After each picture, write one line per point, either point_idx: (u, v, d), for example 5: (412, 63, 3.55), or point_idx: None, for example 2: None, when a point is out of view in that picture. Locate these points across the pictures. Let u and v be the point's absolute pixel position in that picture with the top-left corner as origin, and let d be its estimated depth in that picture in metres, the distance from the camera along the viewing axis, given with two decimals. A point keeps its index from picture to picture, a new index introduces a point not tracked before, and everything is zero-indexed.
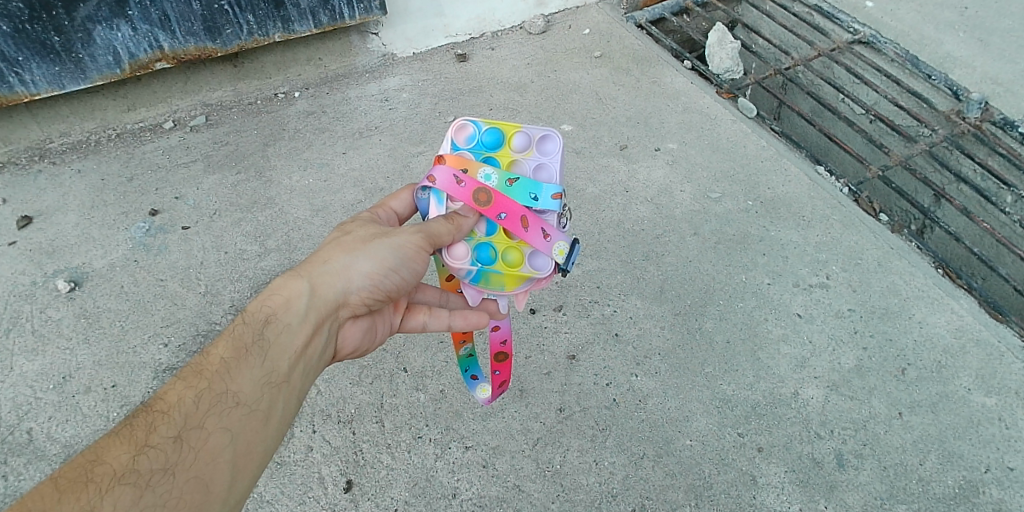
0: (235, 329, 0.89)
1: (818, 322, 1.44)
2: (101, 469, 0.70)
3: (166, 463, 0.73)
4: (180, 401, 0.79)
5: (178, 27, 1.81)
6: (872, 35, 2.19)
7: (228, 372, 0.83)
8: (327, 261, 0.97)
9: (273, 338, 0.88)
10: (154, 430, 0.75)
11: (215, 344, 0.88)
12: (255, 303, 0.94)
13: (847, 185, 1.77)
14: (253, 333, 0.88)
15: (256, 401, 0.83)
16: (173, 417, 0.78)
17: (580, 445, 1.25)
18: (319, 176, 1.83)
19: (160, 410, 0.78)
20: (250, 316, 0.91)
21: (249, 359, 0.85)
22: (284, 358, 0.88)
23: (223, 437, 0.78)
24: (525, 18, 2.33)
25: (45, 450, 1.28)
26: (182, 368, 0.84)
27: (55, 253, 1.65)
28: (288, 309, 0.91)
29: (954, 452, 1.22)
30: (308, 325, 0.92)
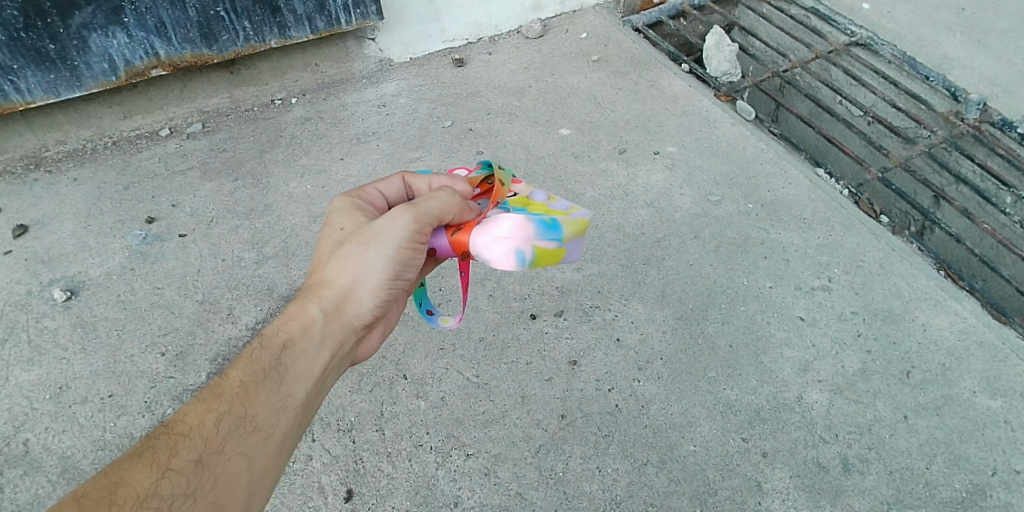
0: (251, 352, 0.87)
1: (820, 325, 1.43)
2: (124, 491, 0.68)
3: (186, 488, 0.70)
4: (201, 424, 0.77)
5: (174, 34, 1.80)
6: (870, 37, 2.19)
7: (248, 396, 0.81)
8: (337, 282, 0.95)
9: (292, 365, 0.87)
10: (175, 453, 0.73)
11: (232, 367, 0.86)
12: (270, 325, 0.92)
13: (847, 187, 1.76)
14: (272, 357, 0.87)
15: (273, 426, 0.81)
16: (193, 440, 0.75)
17: (583, 452, 1.24)
18: (316, 182, 1.82)
19: (181, 432, 0.75)
20: (266, 339, 0.89)
21: (268, 384, 0.84)
22: (302, 383, 0.87)
23: (242, 463, 0.76)
24: (522, 23, 2.33)
25: (42, 462, 1.26)
26: (200, 389, 0.82)
27: (51, 262, 1.63)
28: (306, 336, 0.90)
29: (960, 455, 1.21)
30: (325, 351, 0.91)
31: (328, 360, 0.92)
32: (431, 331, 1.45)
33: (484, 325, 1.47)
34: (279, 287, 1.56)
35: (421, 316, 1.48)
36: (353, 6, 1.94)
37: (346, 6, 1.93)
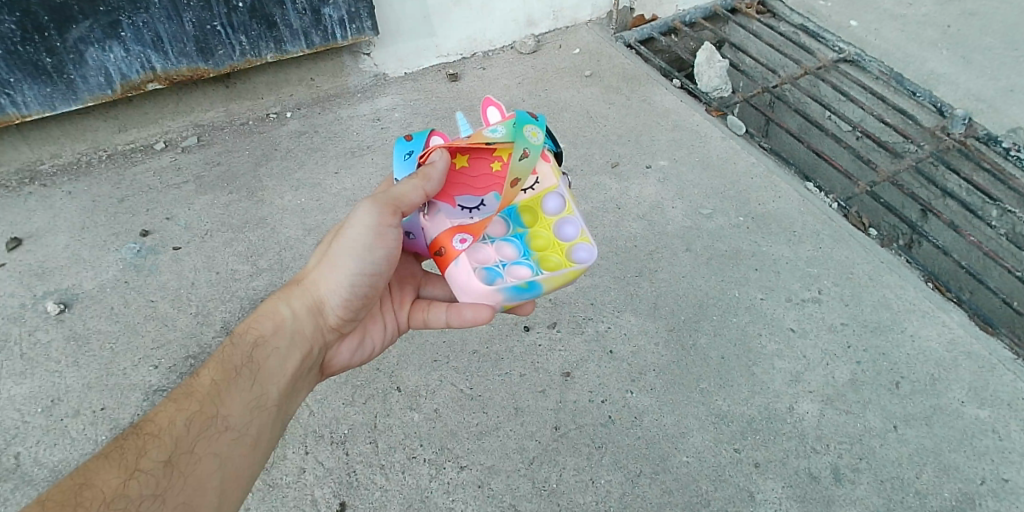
0: (223, 352, 0.91)
1: (811, 337, 1.44)
2: (90, 492, 0.68)
3: (157, 487, 0.71)
4: (171, 424, 0.79)
5: (171, 48, 1.82)
6: (857, 54, 2.24)
7: (218, 395, 0.84)
8: (307, 284, 1.00)
9: (262, 362, 0.91)
10: (144, 454, 0.74)
11: (205, 367, 0.89)
12: (242, 324, 0.97)
13: (836, 201, 1.79)
14: (242, 356, 0.91)
15: (245, 426, 0.84)
16: (164, 440, 0.77)
17: (576, 463, 1.24)
18: (311, 195, 1.83)
19: (151, 433, 0.77)
20: (238, 339, 0.94)
21: (238, 383, 0.87)
22: (274, 383, 0.91)
23: (213, 461, 0.78)
24: (515, 38, 2.36)
25: (33, 475, 1.25)
26: (171, 391, 0.85)
27: (45, 275, 1.63)
28: (276, 334, 0.95)
29: (949, 464, 1.22)
30: (296, 349, 0.96)
31: (297, 361, 0.96)
32: (424, 344, 1.46)
33: (478, 337, 1.47)
34: None
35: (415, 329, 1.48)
36: (348, 22, 1.96)
37: (341, 21, 1.95)
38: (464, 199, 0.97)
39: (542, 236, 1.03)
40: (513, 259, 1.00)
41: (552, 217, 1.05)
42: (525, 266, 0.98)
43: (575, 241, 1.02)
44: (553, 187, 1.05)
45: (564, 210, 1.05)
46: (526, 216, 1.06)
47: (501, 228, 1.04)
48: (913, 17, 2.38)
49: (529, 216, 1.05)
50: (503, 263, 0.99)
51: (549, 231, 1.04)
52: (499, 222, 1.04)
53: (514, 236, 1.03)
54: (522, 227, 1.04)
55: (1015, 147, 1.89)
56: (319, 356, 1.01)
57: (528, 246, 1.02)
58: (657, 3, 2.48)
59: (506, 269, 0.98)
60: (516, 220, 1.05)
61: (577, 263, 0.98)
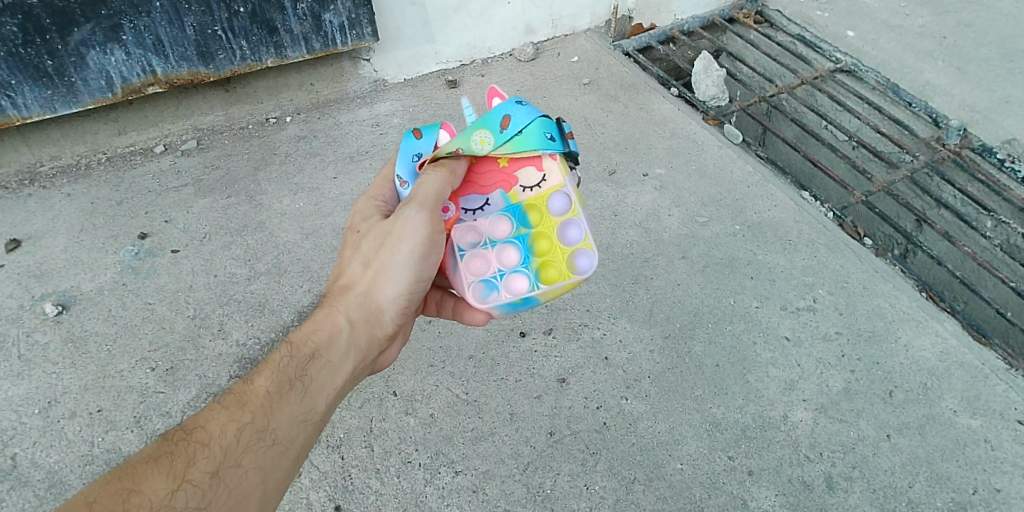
0: (277, 360, 0.88)
1: (805, 345, 1.45)
2: (138, 500, 0.67)
3: (202, 501, 0.70)
4: (222, 434, 0.77)
5: (172, 52, 1.83)
6: (854, 64, 2.26)
7: (271, 406, 0.82)
8: (361, 292, 0.98)
9: (316, 375, 0.88)
10: (193, 463, 0.73)
11: (256, 373, 0.86)
12: (295, 333, 0.93)
13: (831, 210, 1.81)
14: (296, 368, 0.88)
15: (293, 440, 0.82)
16: (213, 450, 0.75)
17: (570, 469, 1.25)
18: (309, 200, 1.84)
19: (200, 441, 0.75)
20: (293, 349, 0.90)
21: (291, 395, 0.85)
22: (324, 397, 0.89)
23: (258, 476, 0.76)
24: (515, 46, 2.37)
25: (29, 476, 1.25)
26: (221, 396, 0.82)
27: (43, 276, 1.64)
28: (330, 346, 0.92)
29: (941, 474, 1.23)
30: (347, 363, 0.94)
31: (349, 372, 0.94)
32: (421, 349, 1.46)
33: (474, 343, 1.48)
34: (269, 303, 1.57)
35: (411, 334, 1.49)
36: (348, 27, 1.97)
37: (342, 26, 1.96)
38: (467, 200, 1.05)
39: (545, 239, 1.05)
40: (512, 266, 1.05)
41: (557, 219, 1.04)
42: (523, 276, 1.04)
43: (577, 247, 1.04)
44: (558, 186, 1.03)
45: (569, 212, 1.04)
46: (532, 215, 1.05)
47: (503, 228, 1.06)
48: (910, 28, 2.39)
49: (535, 216, 1.05)
50: (501, 272, 1.04)
51: (551, 234, 1.05)
52: (502, 220, 1.06)
53: (517, 237, 1.06)
54: (525, 228, 1.06)
55: (1010, 158, 1.90)
56: (368, 366, 1.00)
57: (530, 251, 1.05)
58: (655, 12, 2.51)
59: (503, 280, 1.04)
60: (522, 219, 1.06)
61: (575, 276, 1.02)
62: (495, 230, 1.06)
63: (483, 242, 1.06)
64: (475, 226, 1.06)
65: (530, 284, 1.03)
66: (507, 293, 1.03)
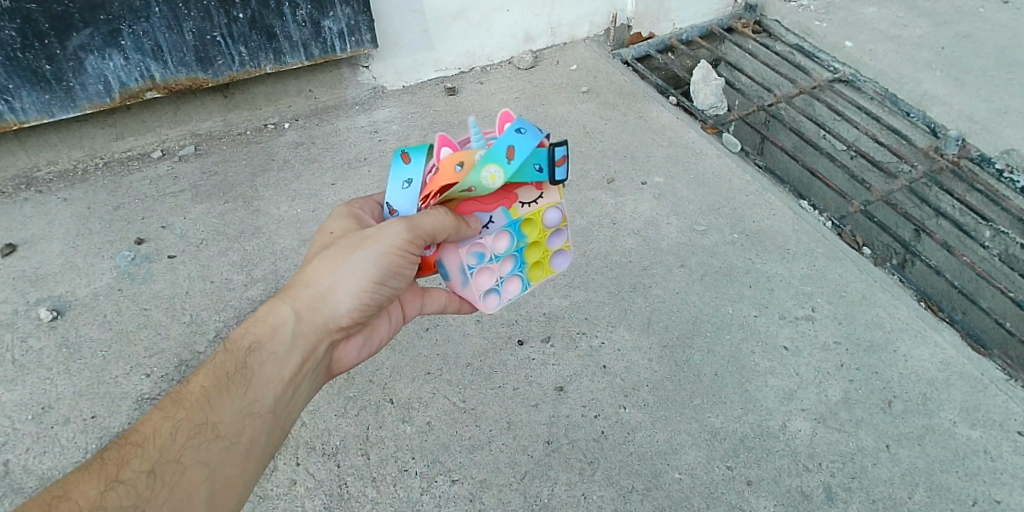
0: (216, 358, 0.88)
1: (804, 355, 1.45)
2: (66, 505, 0.68)
3: (135, 499, 0.70)
4: (156, 433, 0.77)
5: (170, 58, 1.83)
6: (852, 74, 2.27)
7: (208, 401, 0.82)
8: (309, 283, 0.96)
9: (258, 367, 0.87)
10: (126, 464, 0.73)
11: (196, 374, 0.87)
12: (240, 329, 0.93)
13: (830, 219, 1.82)
14: (236, 362, 0.87)
15: (237, 433, 0.81)
16: (147, 449, 0.76)
17: (568, 479, 1.24)
18: (307, 206, 1.83)
19: (134, 442, 0.76)
20: (233, 344, 0.90)
21: (232, 390, 0.84)
22: (270, 389, 0.88)
23: (201, 469, 0.76)
24: (513, 53, 2.38)
25: (21, 483, 1.24)
26: (160, 400, 0.83)
27: (38, 282, 1.63)
28: (275, 338, 0.91)
29: (941, 485, 1.22)
30: (297, 352, 0.92)
31: (299, 364, 0.92)
32: (418, 356, 1.46)
33: (471, 351, 1.47)
34: None
35: (409, 341, 1.49)
36: (347, 34, 1.97)
37: (341, 33, 1.96)
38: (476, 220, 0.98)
39: (537, 246, 1.07)
40: (510, 273, 1.07)
41: (550, 229, 1.04)
42: (517, 280, 1.09)
43: (558, 249, 1.10)
44: (555, 203, 1.01)
45: (559, 222, 1.05)
46: (528, 229, 1.03)
47: (504, 243, 1.02)
48: (908, 39, 2.40)
49: (530, 230, 1.03)
50: (502, 280, 1.07)
51: (543, 243, 1.07)
52: (503, 235, 1.01)
53: (516, 250, 1.05)
54: (523, 240, 1.04)
55: (1008, 169, 1.90)
56: (326, 355, 0.98)
57: (524, 259, 1.07)
58: (653, 22, 2.52)
59: (504, 285, 1.08)
60: (520, 233, 1.02)
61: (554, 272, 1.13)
62: (496, 245, 1.02)
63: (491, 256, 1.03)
64: (480, 242, 1.01)
65: (523, 285, 1.10)
66: (507, 297, 1.09)
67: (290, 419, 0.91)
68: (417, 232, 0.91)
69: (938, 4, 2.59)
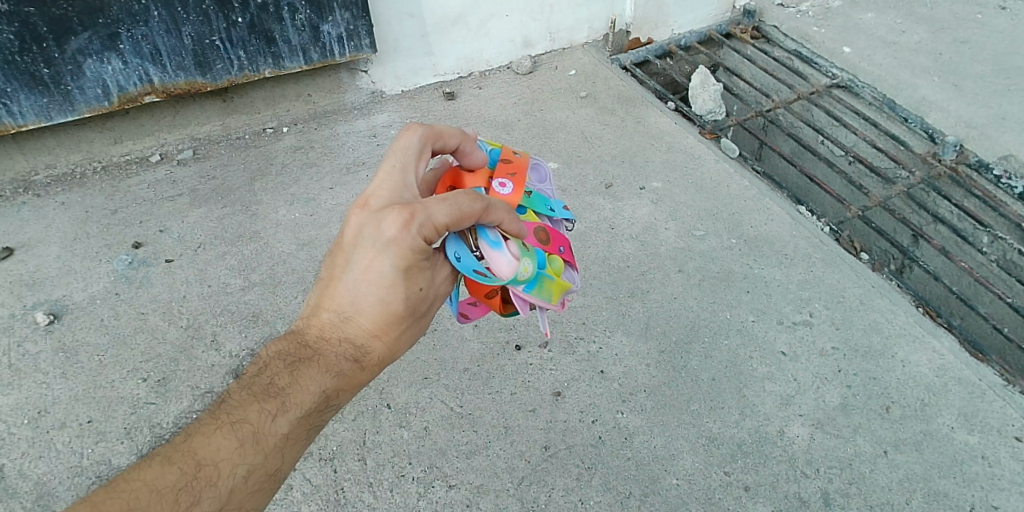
0: (299, 402, 0.80)
1: (802, 360, 1.45)
2: None
3: None
4: (232, 473, 0.74)
5: (169, 62, 1.83)
6: (850, 80, 2.28)
7: (286, 450, 0.78)
8: (392, 351, 0.86)
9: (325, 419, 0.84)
10: (198, 503, 0.70)
11: (275, 411, 0.78)
12: (317, 375, 0.82)
13: (828, 224, 1.84)
14: (314, 415, 0.81)
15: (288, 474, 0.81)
16: (220, 488, 0.73)
17: (565, 484, 1.24)
18: (306, 210, 1.83)
19: (211, 479, 0.72)
20: (315, 392, 0.81)
21: (302, 438, 0.81)
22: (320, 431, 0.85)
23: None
24: (513, 58, 2.39)
25: (16, 488, 1.23)
26: (236, 423, 0.76)
27: (35, 286, 1.62)
28: (347, 395, 0.85)
29: (939, 491, 1.22)
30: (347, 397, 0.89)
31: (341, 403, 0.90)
32: (415, 361, 1.46)
33: (469, 356, 1.47)
34: (264, 314, 1.55)
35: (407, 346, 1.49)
36: (346, 39, 1.97)
37: (340, 38, 1.96)
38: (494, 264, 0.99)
39: None
40: None
41: None
42: None
43: None
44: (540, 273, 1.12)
45: None
46: None
47: None
48: (906, 45, 2.41)
49: None
50: None
51: None
52: None
53: None
54: None
55: (1006, 175, 1.90)
56: None
57: None
58: (652, 27, 2.53)
59: None
60: None
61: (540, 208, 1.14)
62: None
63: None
64: None
65: None
66: None
67: None
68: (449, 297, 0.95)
69: (935, 11, 2.60)
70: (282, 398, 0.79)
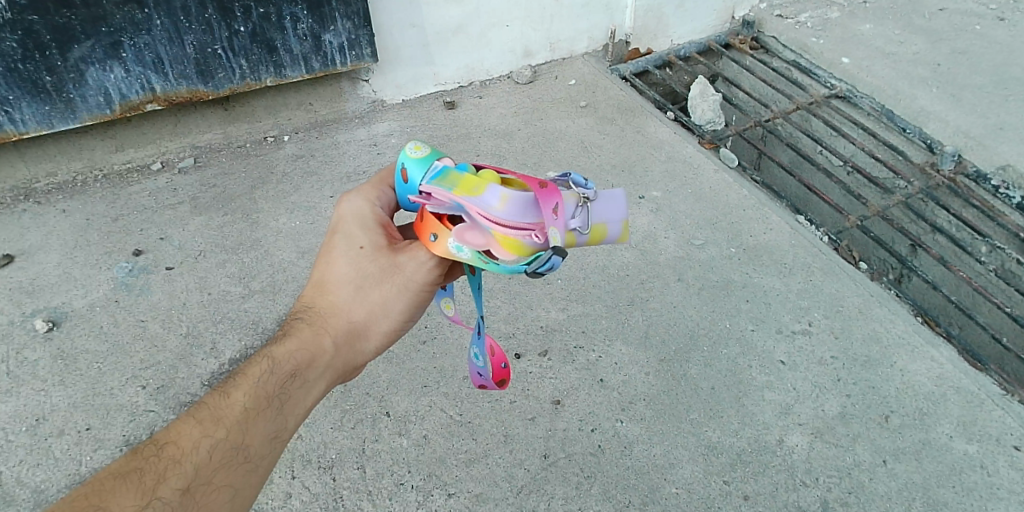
0: (256, 374, 0.81)
1: (801, 369, 1.45)
2: None
3: None
4: (195, 449, 0.71)
5: (171, 70, 1.84)
6: (849, 90, 2.30)
7: (247, 421, 0.76)
8: (346, 311, 0.89)
9: (296, 394, 0.82)
10: (163, 480, 0.67)
11: (235, 387, 0.80)
12: (276, 347, 0.86)
13: (826, 233, 1.84)
14: (276, 384, 0.81)
15: (264, 457, 0.76)
16: (185, 466, 0.70)
17: (565, 493, 1.23)
18: (306, 218, 1.84)
19: (172, 455, 0.70)
20: (275, 363, 0.83)
21: (267, 412, 0.79)
22: (299, 416, 0.82)
23: (228, 495, 0.70)
24: (513, 68, 2.40)
25: (14, 495, 1.23)
26: (196, 409, 0.76)
27: (35, 293, 1.62)
28: (313, 365, 0.85)
29: (938, 500, 1.22)
30: (327, 382, 0.87)
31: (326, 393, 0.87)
32: (415, 369, 1.46)
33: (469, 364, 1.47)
34: (265, 322, 1.55)
35: (406, 354, 1.49)
36: (348, 48, 1.99)
37: (342, 47, 1.98)
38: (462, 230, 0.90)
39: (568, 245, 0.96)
40: None
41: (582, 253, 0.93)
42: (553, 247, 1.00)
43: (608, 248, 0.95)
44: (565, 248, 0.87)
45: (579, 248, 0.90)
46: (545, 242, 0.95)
47: None
48: (904, 56, 2.42)
49: None
50: None
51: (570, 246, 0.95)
52: None
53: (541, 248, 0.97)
54: None
55: (1004, 185, 1.92)
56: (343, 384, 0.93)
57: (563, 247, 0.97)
58: (652, 38, 2.56)
59: None
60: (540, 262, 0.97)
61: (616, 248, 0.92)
62: None
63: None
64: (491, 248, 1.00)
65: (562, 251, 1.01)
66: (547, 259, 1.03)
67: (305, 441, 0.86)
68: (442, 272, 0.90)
69: (933, 22, 2.62)
70: (242, 373, 0.82)
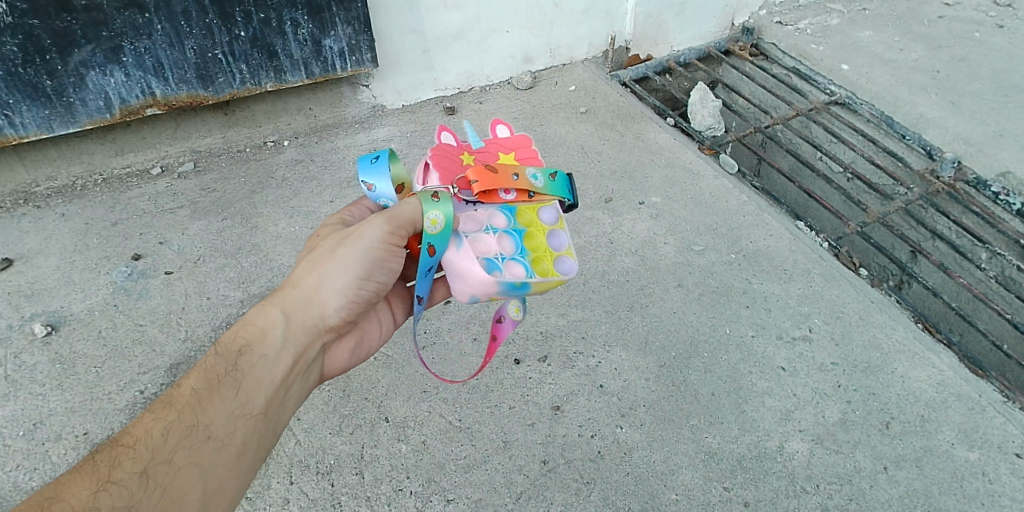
0: (207, 361, 0.86)
1: (801, 376, 1.45)
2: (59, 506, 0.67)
3: (129, 501, 0.69)
4: (148, 435, 0.76)
5: (171, 75, 1.84)
6: (848, 97, 2.31)
7: (200, 402, 0.80)
8: (297, 283, 0.94)
9: (248, 369, 0.85)
10: (117, 465, 0.72)
11: (188, 376, 0.85)
12: (230, 333, 0.91)
13: (826, 240, 1.84)
14: (226, 365, 0.85)
15: (229, 434, 0.80)
16: (139, 450, 0.74)
17: (564, 499, 1.23)
18: (306, 223, 1.84)
19: (126, 444, 0.75)
20: (224, 347, 0.88)
21: (221, 391, 0.82)
22: (260, 391, 0.85)
23: (192, 473, 0.75)
24: (513, 74, 2.41)
25: (10, 500, 1.22)
26: (153, 402, 0.82)
27: (34, 297, 1.62)
28: (264, 340, 0.88)
29: (939, 507, 1.22)
30: (286, 354, 0.90)
31: (289, 365, 0.90)
32: (414, 375, 1.45)
33: (468, 369, 1.47)
34: None
35: (405, 360, 1.48)
36: (348, 53, 1.99)
37: (342, 52, 1.98)
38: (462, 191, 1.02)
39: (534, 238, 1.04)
40: (511, 254, 0.99)
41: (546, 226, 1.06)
42: (520, 263, 0.98)
43: (560, 253, 1.04)
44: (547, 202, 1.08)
45: (555, 224, 1.07)
46: (525, 217, 1.06)
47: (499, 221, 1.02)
48: (903, 63, 2.43)
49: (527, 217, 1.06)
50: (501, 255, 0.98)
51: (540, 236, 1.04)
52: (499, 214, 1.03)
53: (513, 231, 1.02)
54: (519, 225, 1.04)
55: (1004, 191, 1.92)
56: (315, 359, 0.95)
57: (523, 244, 1.02)
58: (652, 44, 2.57)
59: (503, 263, 0.98)
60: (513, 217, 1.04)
61: (561, 276, 1.00)
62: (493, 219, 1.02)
63: (479, 230, 1.01)
64: (474, 216, 1.02)
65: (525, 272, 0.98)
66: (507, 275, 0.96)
67: (282, 419, 0.89)
68: (399, 228, 0.92)
69: (933, 29, 2.63)
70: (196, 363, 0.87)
